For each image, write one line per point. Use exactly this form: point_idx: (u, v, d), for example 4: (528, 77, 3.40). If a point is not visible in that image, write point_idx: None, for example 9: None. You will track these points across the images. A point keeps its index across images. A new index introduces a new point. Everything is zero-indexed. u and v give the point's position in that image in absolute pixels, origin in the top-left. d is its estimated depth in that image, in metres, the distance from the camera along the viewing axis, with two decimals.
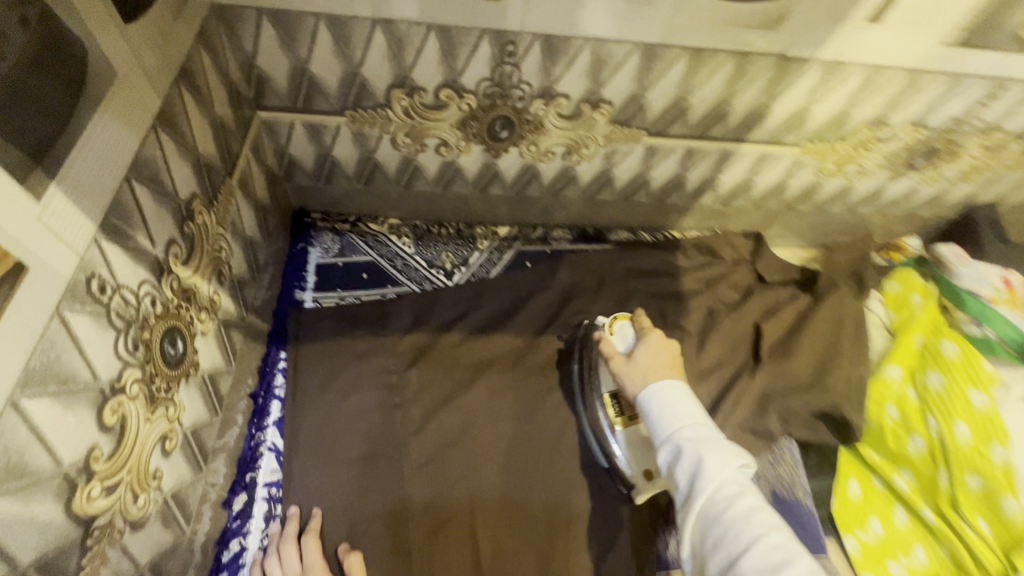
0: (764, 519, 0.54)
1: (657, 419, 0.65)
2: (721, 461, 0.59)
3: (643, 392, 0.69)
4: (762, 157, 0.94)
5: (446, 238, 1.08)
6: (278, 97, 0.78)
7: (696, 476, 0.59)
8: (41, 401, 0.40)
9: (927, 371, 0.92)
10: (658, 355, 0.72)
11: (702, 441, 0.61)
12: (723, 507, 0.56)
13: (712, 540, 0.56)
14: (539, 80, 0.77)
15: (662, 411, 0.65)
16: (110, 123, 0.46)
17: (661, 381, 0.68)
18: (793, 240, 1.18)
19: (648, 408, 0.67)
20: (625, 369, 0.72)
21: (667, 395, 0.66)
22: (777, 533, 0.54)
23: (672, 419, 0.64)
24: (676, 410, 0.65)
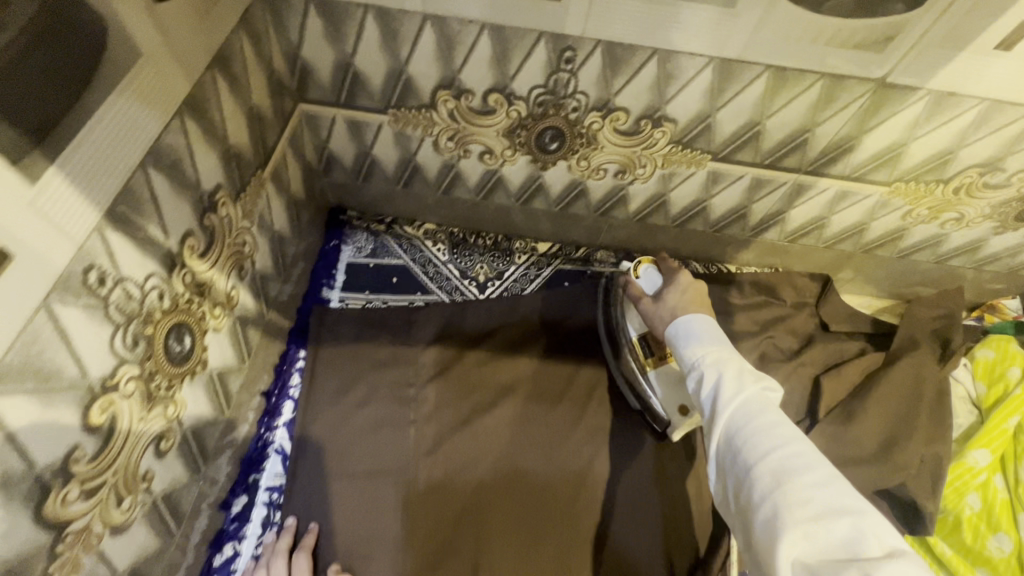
0: (787, 433, 0.48)
1: (679, 343, 0.61)
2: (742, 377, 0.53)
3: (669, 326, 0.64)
4: (843, 194, 0.83)
5: (482, 248, 1.02)
6: (321, 90, 0.75)
7: (714, 392, 0.53)
8: (16, 399, 0.37)
9: (1022, 462, 0.79)
10: (687, 293, 0.68)
11: (724, 360, 0.55)
12: (742, 420, 0.50)
13: (731, 455, 0.50)
14: (597, 91, 0.70)
15: (684, 336, 0.60)
16: (126, 107, 0.43)
17: (687, 316, 0.63)
18: (865, 288, 1.05)
19: (674, 337, 0.62)
20: (653, 314, 0.69)
21: (690, 322, 0.61)
22: (803, 446, 0.47)
23: (693, 341, 0.59)
24: (698, 334, 0.59)
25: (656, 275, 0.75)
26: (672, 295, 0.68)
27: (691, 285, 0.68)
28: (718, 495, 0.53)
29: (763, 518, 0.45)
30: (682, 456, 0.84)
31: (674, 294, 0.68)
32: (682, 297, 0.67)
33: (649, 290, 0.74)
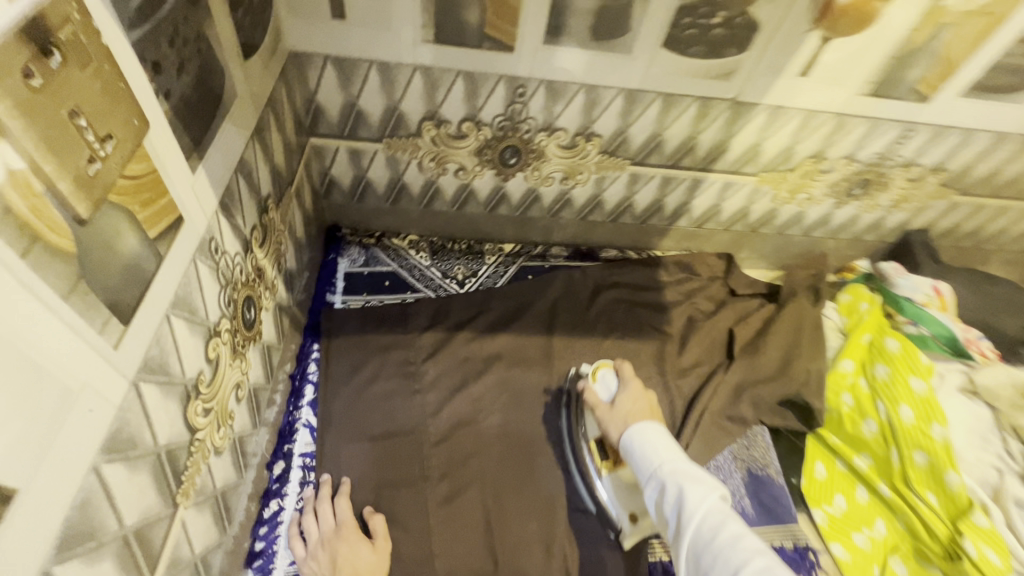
0: (744, 538, 0.61)
1: (642, 458, 0.75)
2: (701, 490, 0.67)
3: (625, 437, 0.79)
4: (727, 184, 1.12)
5: (458, 252, 1.22)
6: (329, 126, 0.95)
7: (681, 504, 0.67)
8: (181, 320, 0.53)
9: (875, 364, 1.07)
10: (636, 403, 0.85)
11: (683, 478, 0.70)
12: (707, 531, 0.63)
13: (703, 567, 0.62)
14: (543, 116, 0.96)
15: (646, 452, 0.75)
16: (230, 128, 0.62)
17: (640, 426, 0.79)
18: (759, 261, 1.35)
19: (634, 453, 0.77)
20: (607, 417, 0.86)
21: (648, 438, 0.77)
22: (761, 556, 0.59)
23: (653, 458, 0.74)
24: (657, 450, 0.75)
25: (611, 382, 0.92)
26: (624, 403, 0.85)
27: (641, 400, 0.86)
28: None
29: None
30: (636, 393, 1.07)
31: (626, 401, 0.86)
32: (632, 406, 0.84)
33: (606, 396, 0.90)
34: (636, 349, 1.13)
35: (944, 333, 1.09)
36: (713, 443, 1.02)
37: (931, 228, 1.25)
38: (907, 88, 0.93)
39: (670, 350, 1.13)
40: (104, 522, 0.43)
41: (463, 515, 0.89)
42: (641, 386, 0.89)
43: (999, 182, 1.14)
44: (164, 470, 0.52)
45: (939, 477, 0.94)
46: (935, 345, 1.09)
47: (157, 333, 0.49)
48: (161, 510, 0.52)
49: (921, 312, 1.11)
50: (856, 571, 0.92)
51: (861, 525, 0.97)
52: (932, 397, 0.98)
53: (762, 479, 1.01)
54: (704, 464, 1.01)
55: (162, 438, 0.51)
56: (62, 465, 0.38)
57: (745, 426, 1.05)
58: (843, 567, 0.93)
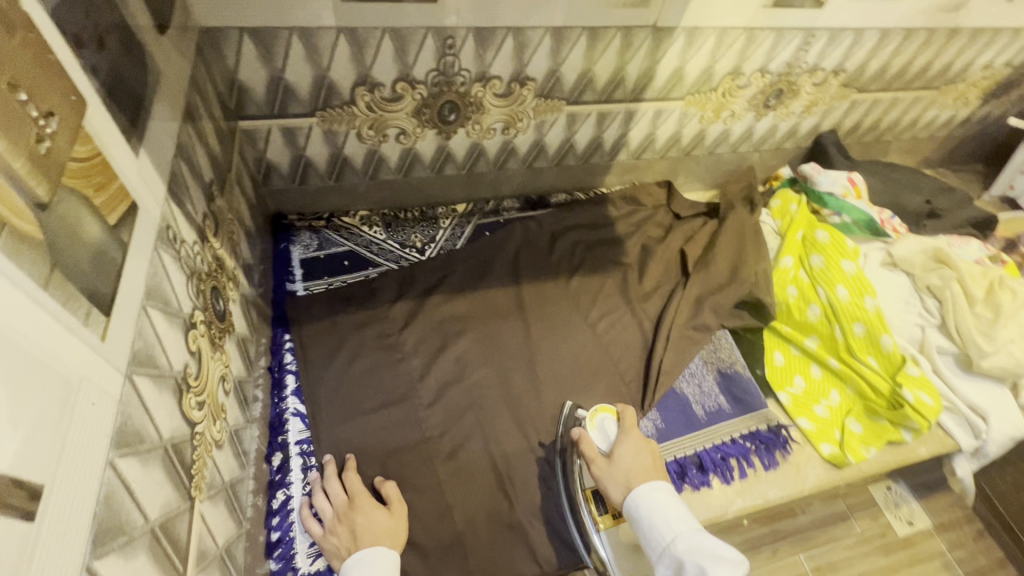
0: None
1: (655, 531, 0.77)
2: (720, 567, 0.68)
3: (632, 499, 0.81)
4: (658, 112, 1.17)
5: (412, 221, 1.22)
6: (256, 105, 0.90)
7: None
8: (157, 313, 0.51)
9: (811, 255, 1.17)
10: (637, 457, 0.86)
11: (700, 557, 0.70)
12: None
13: None
14: (475, 66, 0.95)
15: (662, 526, 0.77)
16: (160, 110, 0.58)
17: (649, 487, 0.81)
18: (696, 184, 1.43)
19: (646, 524, 0.78)
20: (606, 471, 0.85)
21: (658, 508, 0.78)
22: None
23: (667, 532, 0.76)
24: (672, 525, 0.76)
25: (610, 432, 0.92)
26: (625, 456, 0.86)
27: (642, 454, 0.86)
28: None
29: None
30: (608, 324, 1.13)
31: (627, 454, 0.86)
32: (633, 460, 0.85)
33: (604, 445, 0.91)
34: (601, 284, 1.18)
35: (863, 218, 1.21)
36: (685, 354, 1.10)
37: (838, 128, 1.37)
38: None
39: (630, 278, 1.19)
40: (132, 518, 0.42)
41: (470, 465, 0.93)
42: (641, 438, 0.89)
43: (889, 75, 1.26)
44: (174, 464, 0.51)
45: (875, 342, 1.08)
46: (858, 229, 1.22)
47: (138, 325, 0.47)
48: (180, 504, 0.51)
49: (840, 202, 1.23)
50: (821, 436, 1.04)
51: (820, 397, 1.09)
52: (861, 274, 1.11)
53: (732, 376, 1.10)
54: (681, 372, 1.09)
55: (165, 431, 0.49)
56: (79, 461, 0.36)
57: (710, 332, 1.13)
58: (810, 436, 1.04)
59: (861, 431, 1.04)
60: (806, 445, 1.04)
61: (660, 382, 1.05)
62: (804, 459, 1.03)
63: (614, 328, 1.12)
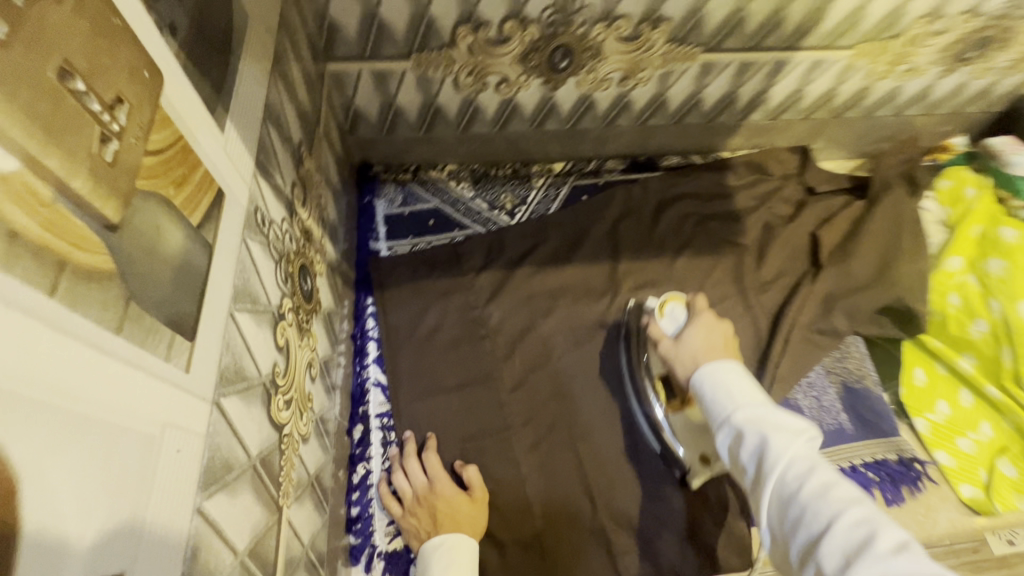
0: (839, 490, 0.44)
1: (715, 399, 0.57)
2: (789, 435, 0.49)
3: (697, 375, 0.61)
4: (815, 64, 0.94)
5: (503, 178, 1.10)
6: (347, 46, 0.79)
7: (761, 452, 0.49)
8: (247, 316, 0.45)
9: (988, 258, 0.94)
10: (709, 335, 0.70)
11: (760, 419, 0.52)
12: (795, 483, 0.46)
13: (790, 525, 0.45)
14: (601, 3, 0.78)
15: (720, 391, 0.57)
16: (248, 66, 0.49)
17: (717, 363, 0.60)
18: (838, 152, 1.19)
19: (701, 391, 0.60)
20: (674, 353, 0.70)
21: (719, 375, 0.59)
22: (866, 512, 0.42)
23: (725, 399, 0.56)
24: (734, 390, 0.56)
25: (681, 319, 0.78)
26: (695, 339, 0.69)
27: (715, 332, 0.70)
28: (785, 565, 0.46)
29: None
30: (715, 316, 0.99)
31: (698, 336, 0.69)
32: (704, 338, 0.69)
33: (672, 330, 0.77)
34: (712, 267, 1.03)
35: None
36: (805, 360, 0.95)
37: None
38: None
39: (747, 263, 1.03)
40: (219, 559, 0.38)
41: (554, 459, 0.87)
42: (717, 323, 0.72)
43: None
44: (263, 479, 0.47)
45: None
46: None
47: (225, 338, 0.41)
48: (268, 519, 0.47)
49: None
50: (961, 476, 0.89)
51: (966, 430, 0.91)
52: None
53: (859, 392, 0.96)
54: (798, 382, 0.95)
55: (254, 449, 0.45)
56: (160, 525, 0.31)
57: (838, 337, 0.97)
58: (947, 474, 0.90)
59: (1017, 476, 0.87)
60: (942, 484, 0.90)
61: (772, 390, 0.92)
62: (935, 500, 0.89)
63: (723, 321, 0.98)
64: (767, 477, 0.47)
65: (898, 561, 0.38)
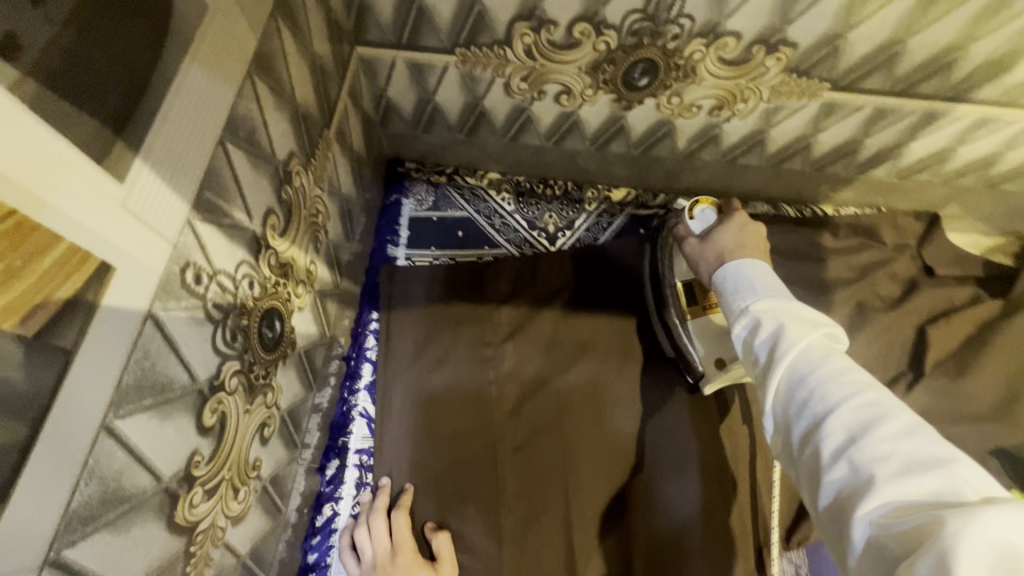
0: (857, 375, 0.37)
1: (736, 287, 0.49)
2: (809, 324, 0.41)
3: (721, 270, 0.52)
4: (979, 121, 0.72)
5: (550, 197, 0.95)
6: (381, 30, 0.66)
7: (770, 339, 0.42)
8: (137, 419, 0.34)
9: None
10: (741, 235, 0.57)
11: (779, 306, 0.44)
12: (804, 367, 0.39)
13: (790, 409, 0.39)
14: (706, 13, 0.60)
15: (741, 281, 0.49)
16: (201, 73, 0.37)
17: (748, 261, 0.51)
18: (975, 226, 0.95)
19: (721, 285, 0.51)
20: (697, 254, 0.60)
21: (745, 269, 0.50)
22: (884, 398, 0.36)
23: (744, 291, 0.47)
24: (759, 281, 0.48)
25: (712, 220, 0.62)
26: (722, 239, 0.57)
27: (751, 228, 0.57)
28: (776, 448, 0.41)
29: (833, 471, 0.34)
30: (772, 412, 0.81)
31: (725, 232, 0.58)
32: (735, 237, 0.57)
33: (700, 230, 0.62)
34: None
35: None
36: None
37: None
38: None
39: None
40: None
41: (543, 547, 0.72)
42: (750, 221, 0.60)
43: None
44: None
45: None
46: None
47: (83, 465, 0.30)
48: None
49: None
50: None
51: None
52: None
53: None
54: None
55: None
56: None
57: None
58: None
59: None
60: None
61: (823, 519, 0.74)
62: None
63: None
64: (772, 359, 0.40)
65: (913, 445, 0.33)
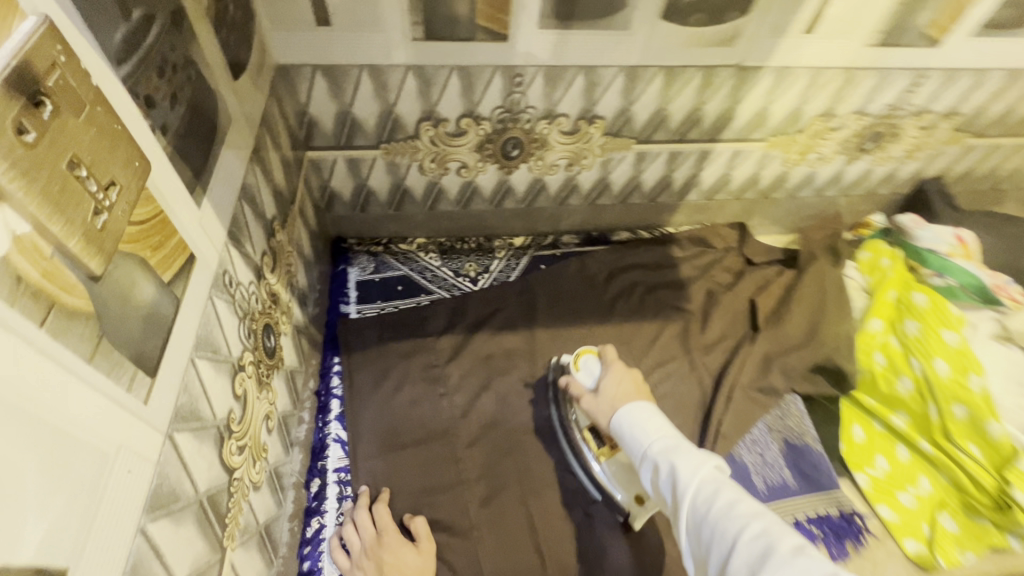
0: (741, 505, 0.53)
1: (634, 438, 0.67)
2: (695, 463, 0.59)
3: (614, 421, 0.71)
4: (736, 153, 1.09)
5: (467, 251, 1.19)
6: (325, 137, 0.92)
7: (673, 480, 0.59)
8: (205, 363, 0.51)
9: (904, 320, 1.05)
10: (621, 384, 0.79)
11: (674, 452, 0.61)
12: (702, 504, 0.55)
13: (704, 541, 0.54)
14: (543, 104, 0.92)
15: (637, 432, 0.67)
16: (228, 155, 0.59)
17: (630, 404, 0.71)
18: (772, 228, 1.33)
19: (624, 433, 0.69)
20: (594, 404, 0.79)
21: (637, 416, 0.68)
22: (762, 523, 0.51)
23: (646, 438, 0.65)
24: (647, 428, 0.66)
25: (597, 371, 0.86)
26: (608, 387, 0.79)
27: (626, 378, 0.79)
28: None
29: None
30: (666, 376, 1.04)
31: (610, 386, 0.79)
32: (617, 387, 0.78)
33: (590, 383, 0.85)
34: (659, 330, 1.09)
35: (971, 281, 1.05)
36: (745, 417, 1.00)
37: (945, 174, 1.22)
38: (916, 34, 0.89)
39: (692, 328, 1.10)
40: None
41: (505, 514, 0.87)
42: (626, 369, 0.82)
43: (1014, 119, 1.10)
44: (209, 517, 0.51)
45: (979, 427, 0.93)
46: (964, 295, 1.06)
47: (183, 379, 0.47)
48: (210, 556, 0.51)
49: (943, 260, 1.08)
50: (905, 531, 0.92)
51: (906, 485, 0.96)
52: (966, 348, 0.97)
53: (801, 449, 1.00)
54: (741, 438, 0.99)
55: (202, 486, 0.49)
56: (106, 532, 0.36)
57: (777, 395, 1.03)
58: (892, 529, 0.93)
59: (956, 530, 0.91)
60: (887, 540, 0.93)
61: (716, 446, 0.97)
62: (881, 554, 0.91)
63: (672, 377, 1.04)
64: (682, 501, 0.56)
65: (792, 562, 0.47)
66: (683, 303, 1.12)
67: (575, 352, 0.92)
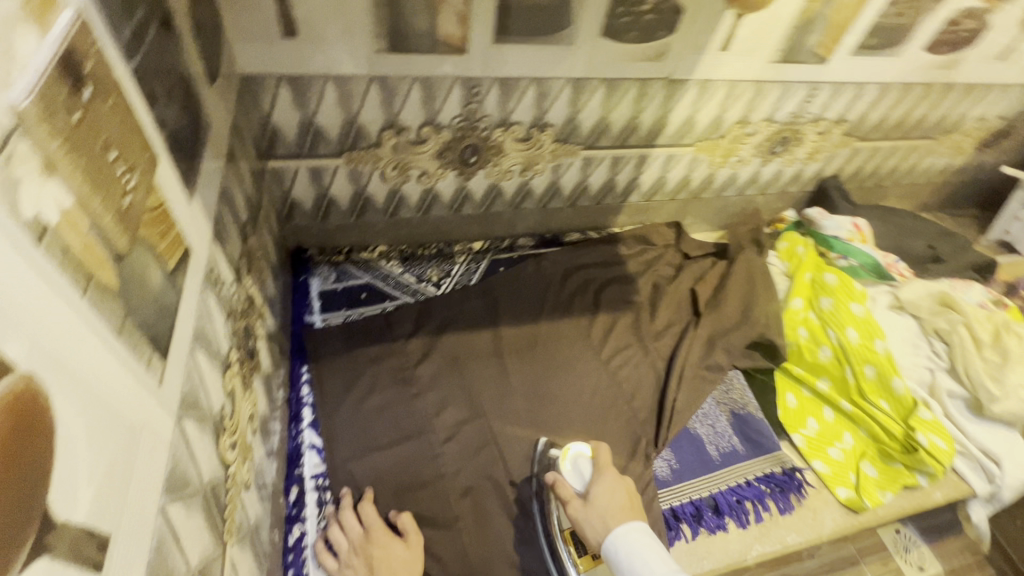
0: None
1: (631, 572, 0.69)
2: None
3: (608, 542, 0.73)
4: (670, 157, 1.22)
5: (428, 257, 1.22)
6: (287, 146, 0.93)
7: None
8: (202, 355, 0.52)
9: (820, 297, 1.20)
10: (613, 495, 0.78)
11: None
12: None
13: None
14: (498, 113, 0.99)
15: (637, 564, 0.69)
16: (209, 155, 0.61)
17: (626, 527, 0.73)
18: (704, 226, 1.47)
19: (621, 560, 0.70)
20: (582, 514, 0.77)
21: (636, 543, 0.71)
22: None
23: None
24: (648, 560, 0.69)
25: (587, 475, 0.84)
26: (600, 497, 0.77)
27: (619, 489, 0.78)
28: None
29: None
30: (624, 361, 1.12)
31: (601, 495, 0.78)
32: (610, 498, 0.77)
33: (580, 485, 0.83)
34: (614, 321, 1.18)
35: (868, 261, 1.24)
36: (696, 393, 1.10)
37: (840, 172, 1.42)
38: (808, 51, 1.06)
39: (643, 317, 1.19)
40: (176, 565, 0.42)
41: (485, 502, 0.91)
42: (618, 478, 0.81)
43: (889, 125, 1.31)
44: (213, 508, 0.51)
45: (886, 384, 1.09)
46: (864, 272, 1.24)
47: (186, 368, 0.48)
48: (215, 549, 0.51)
49: (847, 245, 1.26)
50: (837, 480, 1.04)
51: (833, 440, 1.09)
52: (870, 317, 1.14)
53: (745, 418, 1.11)
54: (693, 413, 1.09)
55: (206, 476, 0.50)
56: (139, 506, 0.37)
57: (722, 372, 1.14)
58: (826, 480, 1.05)
59: (876, 475, 1.05)
60: (823, 489, 1.04)
61: (673, 420, 1.05)
62: (819, 503, 1.03)
63: (630, 362, 1.12)
64: None
65: None
66: (633, 295, 1.22)
67: (564, 447, 0.89)
